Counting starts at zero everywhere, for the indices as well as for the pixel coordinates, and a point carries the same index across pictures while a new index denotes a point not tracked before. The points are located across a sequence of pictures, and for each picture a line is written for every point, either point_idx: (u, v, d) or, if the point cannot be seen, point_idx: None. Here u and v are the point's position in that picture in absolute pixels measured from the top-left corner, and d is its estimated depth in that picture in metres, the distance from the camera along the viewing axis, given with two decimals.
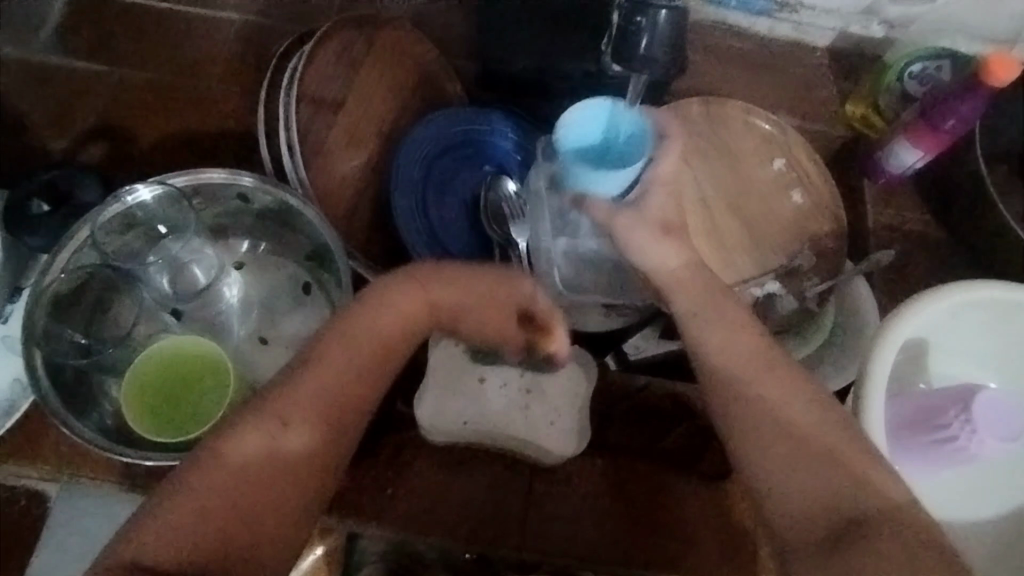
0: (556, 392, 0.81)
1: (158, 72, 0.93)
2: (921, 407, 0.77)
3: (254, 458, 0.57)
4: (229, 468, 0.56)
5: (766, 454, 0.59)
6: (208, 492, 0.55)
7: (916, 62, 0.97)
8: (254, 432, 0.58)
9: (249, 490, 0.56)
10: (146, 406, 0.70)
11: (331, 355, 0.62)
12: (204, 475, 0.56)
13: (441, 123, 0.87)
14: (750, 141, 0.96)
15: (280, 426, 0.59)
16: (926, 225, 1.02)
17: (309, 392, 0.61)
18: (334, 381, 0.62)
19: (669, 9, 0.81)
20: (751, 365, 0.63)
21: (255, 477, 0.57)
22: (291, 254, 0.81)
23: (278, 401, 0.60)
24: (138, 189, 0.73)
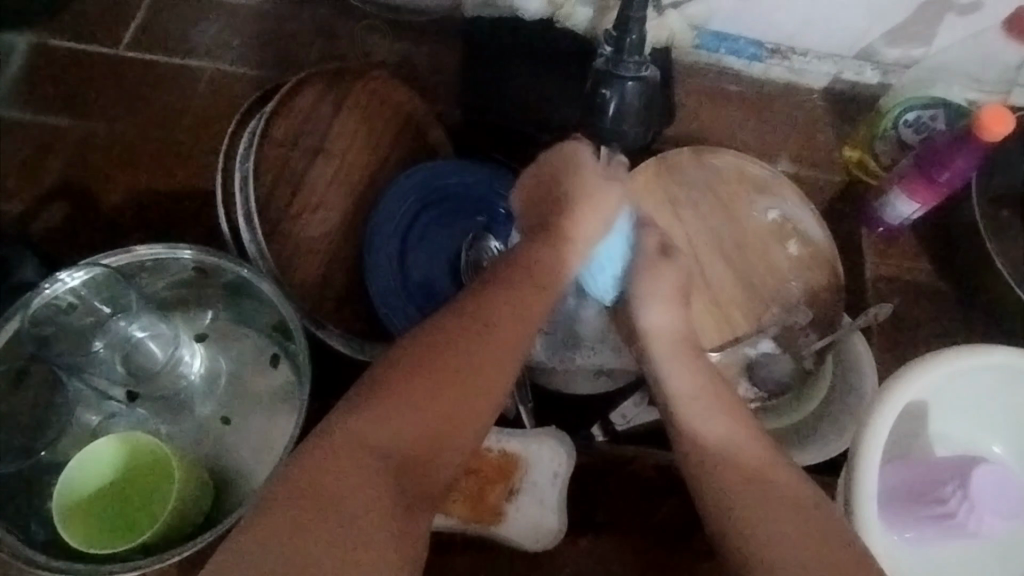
0: (542, 475, 0.77)
1: (124, 126, 0.91)
2: (916, 477, 0.71)
3: (402, 414, 0.57)
4: (366, 443, 0.55)
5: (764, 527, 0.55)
6: (355, 465, 0.54)
7: (912, 110, 0.92)
8: (398, 389, 0.58)
9: (395, 445, 0.56)
10: (90, 524, 0.66)
11: (508, 300, 0.64)
12: (367, 439, 0.55)
13: (422, 177, 0.82)
14: (742, 192, 0.90)
15: (341, 448, 0.54)
16: (927, 275, 0.98)
17: (458, 358, 0.59)
18: (502, 338, 0.62)
19: (635, 80, 0.77)
20: (754, 450, 0.60)
21: (412, 414, 0.57)
22: (254, 324, 0.79)
23: (441, 359, 0.59)
24: (70, 278, 0.71)
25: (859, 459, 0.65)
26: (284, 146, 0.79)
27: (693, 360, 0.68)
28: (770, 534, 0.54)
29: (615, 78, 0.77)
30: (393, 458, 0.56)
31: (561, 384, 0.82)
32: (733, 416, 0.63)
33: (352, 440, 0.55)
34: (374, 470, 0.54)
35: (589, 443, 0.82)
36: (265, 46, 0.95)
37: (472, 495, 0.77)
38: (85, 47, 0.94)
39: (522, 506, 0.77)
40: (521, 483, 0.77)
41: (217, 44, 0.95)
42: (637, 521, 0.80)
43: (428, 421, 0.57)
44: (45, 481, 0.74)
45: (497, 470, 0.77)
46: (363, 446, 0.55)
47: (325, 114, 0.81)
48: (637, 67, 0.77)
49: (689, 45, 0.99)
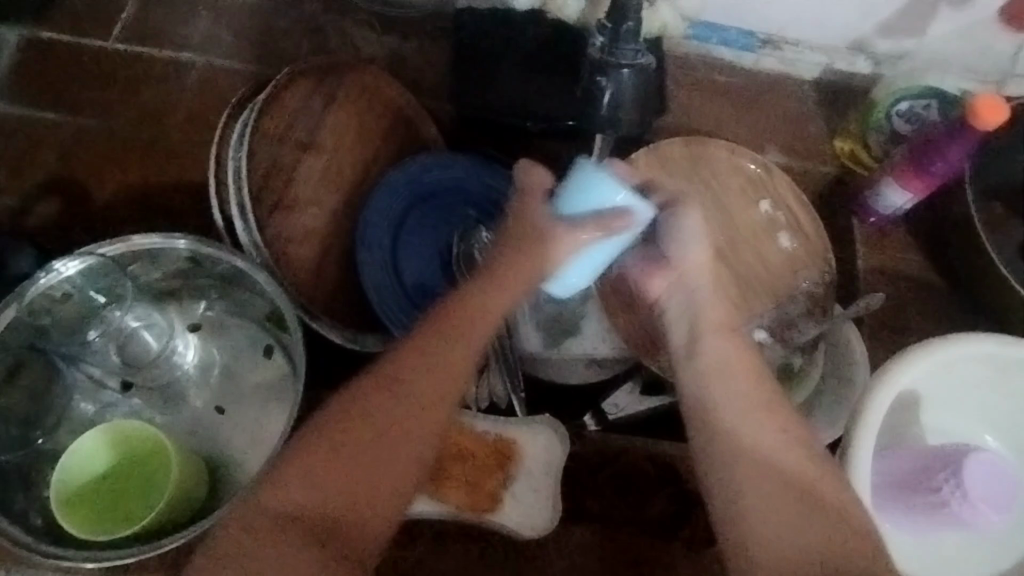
0: (536, 464, 0.77)
1: (115, 120, 0.91)
2: (909, 467, 0.71)
3: (325, 476, 0.55)
4: (286, 514, 0.54)
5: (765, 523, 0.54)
6: (273, 539, 0.53)
7: (904, 99, 0.93)
8: (321, 450, 0.55)
9: (321, 509, 0.54)
10: (86, 510, 0.66)
11: (432, 344, 0.60)
12: (281, 510, 0.54)
13: (415, 171, 0.83)
14: (735, 184, 0.90)
15: (292, 478, 0.55)
16: (919, 265, 0.98)
17: (384, 404, 0.57)
18: (436, 376, 0.59)
19: (630, 66, 0.81)
20: (792, 465, 0.56)
21: (337, 474, 0.55)
22: (247, 315, 0.80)
23: (370, 410, 0.57)
24: (67, 264, 0.71)
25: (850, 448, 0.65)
26: (276, 138, 0.79)
27: (715, 327, 0.66)
28: (756, 513, 0.54)
29: (611, 66, 0.80)
30: (318, 523, 0.54)
31: (553, 373, 0.82)
32: (764, 414, 0.59)
33: (271, 515, 0.54)
34: (295, 546, 0.53)
35: (580, 433, 0.83)
36: (256, 41, 0.95)
37: (469, 485, 0.76)
38: (76, 41, 0.94)
39: (518, 493, 0.77)
40: (517, 472, 0.77)
41: (208, 39, 0.95)
42: (629, 518, 0.80)
43: (355, 474, 0.55)
44: (39, 470, 0.73)
45: (490, 458, 0.78)
46: (286, 521, 0.54)
47: (316, 108, 0.82)
48: (634, 54, 0.80)
49: (681, 35, 0.98)
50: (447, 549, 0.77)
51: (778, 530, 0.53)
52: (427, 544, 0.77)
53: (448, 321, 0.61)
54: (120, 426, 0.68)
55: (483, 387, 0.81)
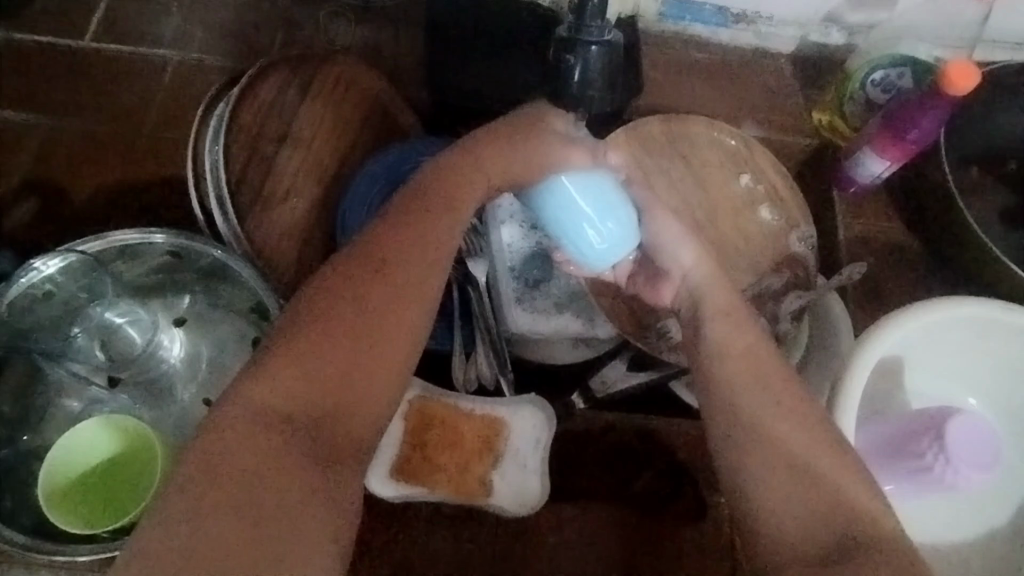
0: (525, 442, 0.78)
1: (92, 119, 0.91)
2: (893, 440, 0.71)
3: (301, 372, 0.52)
4: (270, 411, 0.50)
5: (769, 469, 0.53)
6: (256, 436, 0.49)
7: (878, 69, 0.92)
8: (298, 355, 0.52)
9: (301, 407, 0.51)
10: (67, 500, 0.67)
11: (404, 243, 0.58)
12: (267, 406, 0.51)
13: (393, 157, 0.82)
14: (713, 159, 0.90)
15: (265, 380, 0.51)
16: (899, 234, 0.99)
17: (351, 315, 0.54)
18: (398, 288, 0.56)
19: (600, 43, 0.71)
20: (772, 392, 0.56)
21: (324, 367, 0.53)
22: (231, 307, 0.79)
23: (343, 303, 0.55)
24: (43, 264, 0.71)
25: (834, 420, 0.65)
26: (252, 129, 0.80)
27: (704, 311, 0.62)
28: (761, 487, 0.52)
29: (578, 44, 0.70)
30: (300, 422, 0.51)
31: (540, 353, 0.83)
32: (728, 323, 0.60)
33: (244, 416, 0.50)
34: (287, 441, 0.50)
35: (568, 410, 0.84)
36: (230, 34, 0.95)
37: (456, 468, 0.77)
38: (52, 41, 0.94)
39: (506, 472, 0.78)
40: (505, 448, 0.78)
41: (184, 35, 0.95)
42: (617, 493, 0.81)
43: (337, 382, 0.53)
44: (29, 469, 0.73)
45: (478, 442, 0.78)
46: (268, 416, 0.50)
47: (292, 97, 0.82)
48: (600, 31, 0.70)
49: (655, 15, 0.99)
50: (439, 530, 0.78)
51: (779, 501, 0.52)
52: (417, 525, 0.78)
53: (418, 218, 0.60)
54: (109, 421, 0.69)
55: (470, 370, 0.82)
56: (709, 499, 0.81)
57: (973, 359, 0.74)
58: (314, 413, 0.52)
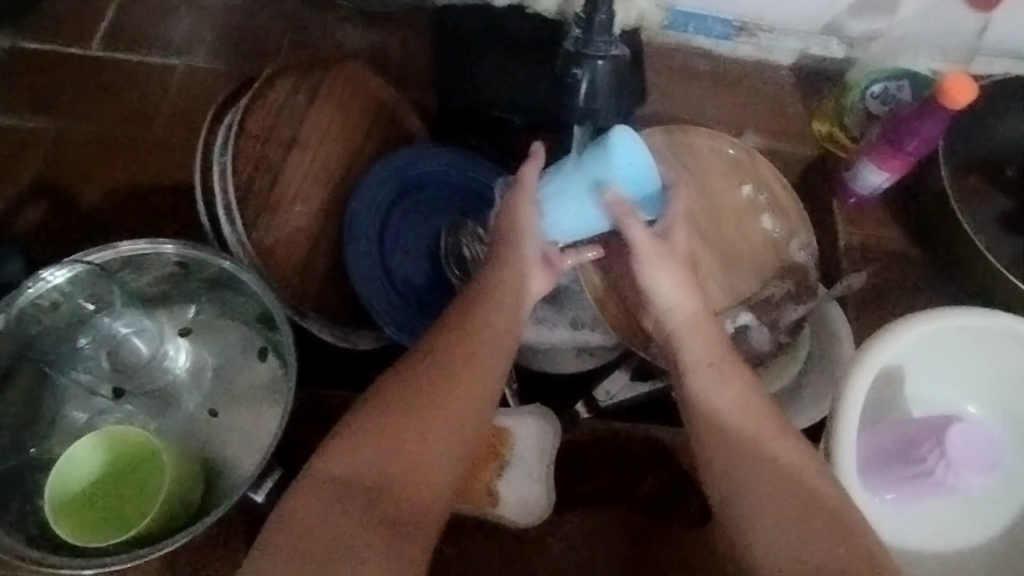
0: (530, 450, 0.78)
1: (97, 126, 0.91)
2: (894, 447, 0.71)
3: (369, 445, 0.58)
4: (338, 479, 0.57)
5: (767, 505, 0.56)
6: (326, 501, 0.56)
7: (878, 82, 0.95)
8: (370, 429, 0.58)
9: (364, 477, 0.57)
10: (73, 511, 0.67)
11: (469, 328, 0.62)
12: (334, 473, 0.57)
13: (400, 164, 0.84)
14: (717, 167, 0.90)
15: (338, 454, 0.58)
16: (898, 242, 1.00)
17: (416, 396, 0.59)
18: (461, 372, 0.60)
19: (607, 58, 0.71)
20: (769, 436, 0.59)
21: (383, 445, 0.58)
22: (235, 316, 0.80)
23: (409, 390, 0.60)
24: (52, 275, 0.71)
25: (837, 424, 0.66)
26: (259, 137, 0.80)
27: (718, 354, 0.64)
28: (761, 529, 0.56)
29: (584, 56, 0.71)
30: (359, 491, 0.57)
31: (544, 361, 0.84)
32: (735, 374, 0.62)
33: (326, 483, 0.57)
34: (349, 509, 0.56)
35: (574, 420, 0.83)
36: (236, 42, 0.96)
37: (462, 477, 0.77)
38: (58, 48, 0.94)
39: (512, 480, 0.78)
40: (511, 458, 0.78)
41: (190, 43, 0.95)
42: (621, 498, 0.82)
43: (393, 459, 0.57)
44: (38, 476, 0.73)
45: (483, 452, 0.78)
46: (337, 486, 0.57)
47: (300, 106, 0.82)
48: (607, 46, 0.71)
49: (658, 25, 1.00)
50: (445, 535, 0.78)
51: (774, 539, 0.55)
52: (425, 530, 0.78)
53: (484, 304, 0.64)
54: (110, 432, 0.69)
55: None
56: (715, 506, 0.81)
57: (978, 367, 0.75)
58: (373, 482, 0.57)
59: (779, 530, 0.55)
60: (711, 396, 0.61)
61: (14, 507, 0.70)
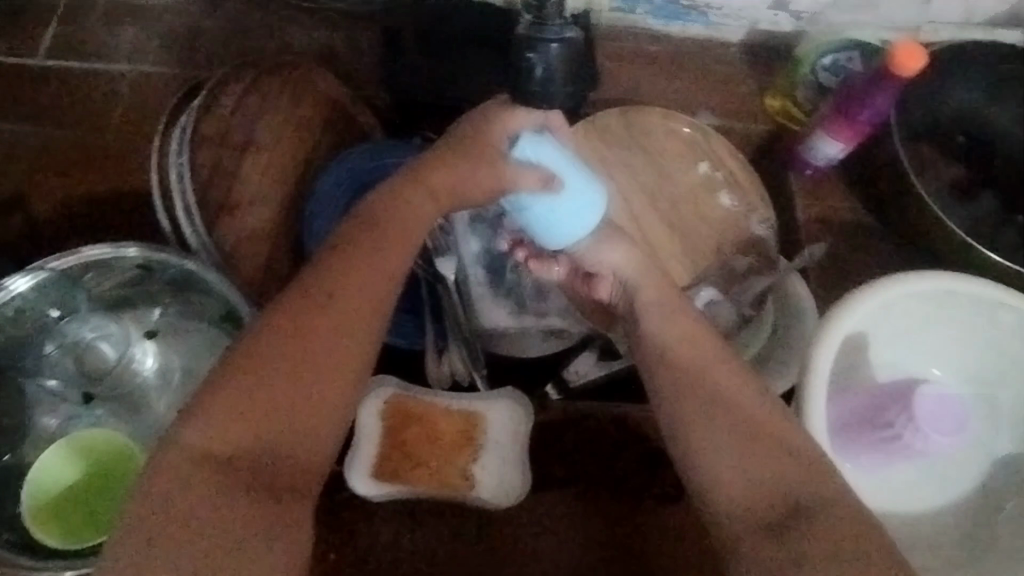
0: (501, 433, 0.79)
1: (51, 135, 0.91)
2: (866, 417, 0.74)
3: (241, 411, 0.49)
4: (214, 450, 0.48)
5: (721, 434, 0.56)
6: (202, 481, 0.47)
7: (828, 53, 0.96)
8: (244, 395, 0.50)
9: (249, 449, 0.49)
10: (48, 511, 0.69)
11: (354, 278, 0.56)
12: (211, 445, 0.48)
13: (357, 160, 0.84)
14: (672, 148, 0.92)
15: (208, 418, 0.49)
16: (854, 212, 1.02)
17: (297, 352, 0.52)
18: (347, 328, 0.54)
19: (561, 40, 0.65)
20: (732, 385, 0.59)
21: (264, 412, 0.50)
22: (201, 316, 0.78)
23: (288, 345, 0.51)
24: (16, 281, 0.71)
25: (805, 392, 0.67)
26: (215, 139, 0.79)
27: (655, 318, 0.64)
28: (716, 453, 0.56)
29: (538, 40, 0.65)
30: (244, 466, 0.48)
31: (514, 348, 0.84)
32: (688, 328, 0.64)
33: (200, 448, 0.48)
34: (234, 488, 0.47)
35: (544, 403, 0.85)
36: (186, 45, 0.95)
37: (436, 464, 0.78)
38: (6, 59, 0.93)
39: (486, 465, 0.78)
40: (484, 442, 0.79)
41: (140, 48, 0.95)
42: (595, 478, 0.82)
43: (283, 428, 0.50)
44: (11, 486, 0.72)
45: (456, 438, 0.79)
46: (217, 455, 0.48)
47: (255, 104, 0.82)
48: (560, 29, 0.66)
49: (607, 8, 1.00)
50: (424, 523, 0.78)
51: (733, 467, 0.55)
52: (405, 518, 0.77)
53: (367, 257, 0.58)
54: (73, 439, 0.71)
55: (444, 367, 0.84)
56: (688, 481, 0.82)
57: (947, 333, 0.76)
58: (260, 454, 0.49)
59: (734, 458, 0.55)
60: (659, 343, 0.64)
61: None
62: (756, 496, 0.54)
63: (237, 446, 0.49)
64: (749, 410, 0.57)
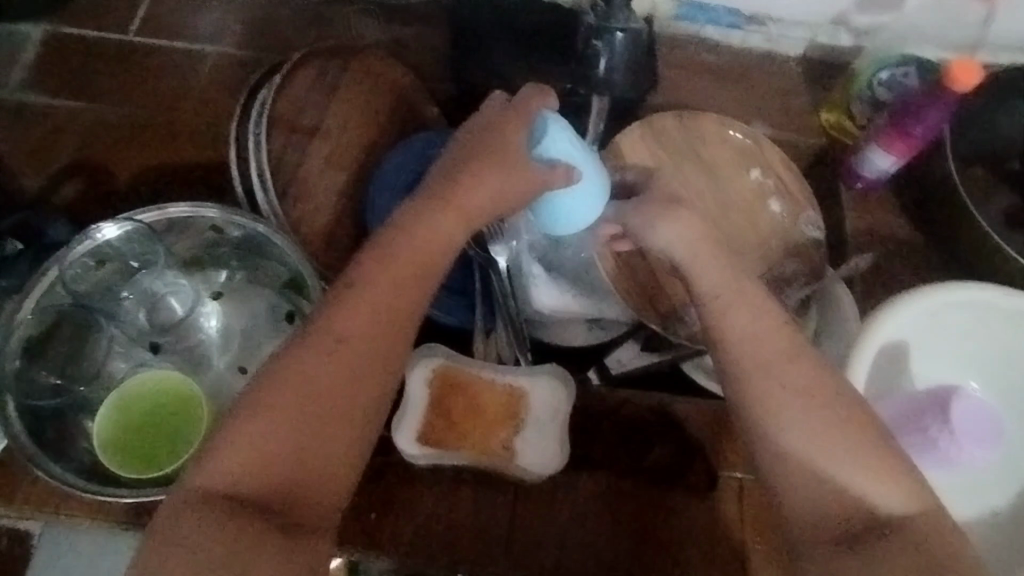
0: (543, 408, 0.83)
1: (134, 106, 0.96)
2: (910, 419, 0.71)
3: (272, 441, 0.52)
4: (259, 463, 0.52)
5: (799, 456, 0.54)
6: (250, 484, 0.51)
7: (885, 69, 0.99)
8: (276, 421, 0.52)
9: (285, 460, 0.52)
10: (119, 445, 0.72)
11: (373, 298, 0.56)
12: (257, 456, 0.52)
13: (420, 145, 0.88)
14: (725, 152, 0.93)
15: (254, 433, 0.52)
16: (904, 228, 1.02)
17: (320, 387, 0.53)
18: (358, 359, 0.55)
19: None
20: (802, 381, 0.55)
21: (296, 437, 0.52)
22: (265, 283, 0.83)
23: (311, 378, 0.53)
24: (107, 227, 0.77)
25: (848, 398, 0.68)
26: (288, 118, 0.84)
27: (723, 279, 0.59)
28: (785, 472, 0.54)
29: None
30: (278, 476, 0.52)
31: (557, 335, 0.89)
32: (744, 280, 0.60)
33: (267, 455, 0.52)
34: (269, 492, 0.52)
35: (585, 387, 0.87)
36: (266, 32, 1.01)
37: (479, 434, 0.81)
38: (98, 34, 0.99)
39: (526, 437, 0.82)
40: (526, 417, 0.83)
41: (223, 32, 1.00)
42: (630, 468, 0.80)
43: (304, 448, 0.52)
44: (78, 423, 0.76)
45: (494, 411, 0.84)
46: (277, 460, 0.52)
47: (328, 88, 0.87)
48: None
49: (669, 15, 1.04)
50: (461, 495, 0.77)
51: (806, 490, 0.54)
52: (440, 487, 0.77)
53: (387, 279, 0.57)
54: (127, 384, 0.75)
55: (491, 347, 0.88)
56: (721, 472, 0.80)
57: (1004, 344, 0.76)
58: (301, 471, 0.53)
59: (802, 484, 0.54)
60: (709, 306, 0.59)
61: (48, 438, 0.74)
62: (827, 516, 0.53)
63: (281, 458, 0.52)
64: (818, 430, 0.54)
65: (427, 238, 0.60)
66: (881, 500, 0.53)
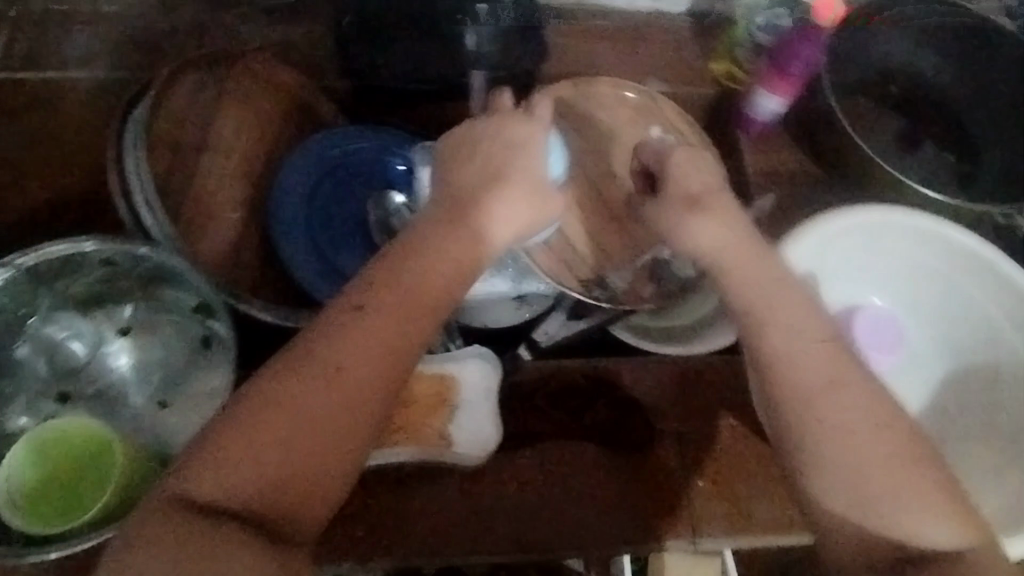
0: (475, 392, 0.84)
1: (6, 144, 0.92)
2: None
3: (250, 466, 0.50)
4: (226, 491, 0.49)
5: (845, 477, 0.53)
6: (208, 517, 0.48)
7: (761, 15, 1.03)
8: (257, 442, 0.50)
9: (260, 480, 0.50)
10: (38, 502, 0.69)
11: (368, 319, 0.53)
12: (218, 484, 0.49)
13: (319, 149, 0.89)
14: (623, 113, 0.92)
15: (219, 464, 0.49)
16: (809, 164, 1.02)
17: (318, 407, 0.51)
18: (356, 390, 0.52)
19: None
20: (856, 407, 0.54)
21: (272, 455, 0.50)
22: (169, 313, 0.83)
23: (297, 402, 0.51)
24: None
25: None
26: (171, 139, 0.84)
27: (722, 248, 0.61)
28: (828, 493, 0.54)
29: None
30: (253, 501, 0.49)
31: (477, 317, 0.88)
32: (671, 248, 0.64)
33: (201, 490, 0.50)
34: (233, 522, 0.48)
35: (516, 364, 0.88)
36: (138, 50, 0.97)
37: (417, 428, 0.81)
38: None
39: (462, 422, 0.82)
40: (459, 401, 0.83)
41: (91, 54, 0.96)
42: (570, 429, 0.84)
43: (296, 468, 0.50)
44: None
45: (431, 402, 0.83)
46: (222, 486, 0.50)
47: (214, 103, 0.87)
48: None
49: None
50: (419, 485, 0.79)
51: (847, 513, 0.53)
52: (399, 488, 0.78)
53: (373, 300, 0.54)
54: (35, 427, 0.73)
55: None
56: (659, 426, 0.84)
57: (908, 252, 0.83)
58: (282, 494, 0.50)
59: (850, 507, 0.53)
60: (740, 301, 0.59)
61: None
62: (873, 542, 0.53)
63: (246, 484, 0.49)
64: (869, 449, 0.53)
65: (424, 263, 0.56)
66: (915, 527, 0.52)
